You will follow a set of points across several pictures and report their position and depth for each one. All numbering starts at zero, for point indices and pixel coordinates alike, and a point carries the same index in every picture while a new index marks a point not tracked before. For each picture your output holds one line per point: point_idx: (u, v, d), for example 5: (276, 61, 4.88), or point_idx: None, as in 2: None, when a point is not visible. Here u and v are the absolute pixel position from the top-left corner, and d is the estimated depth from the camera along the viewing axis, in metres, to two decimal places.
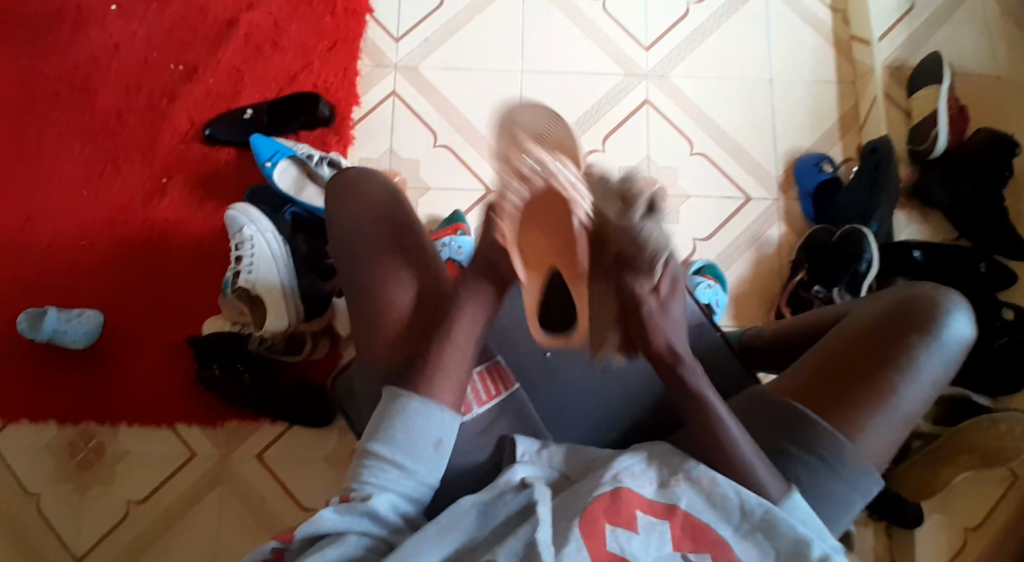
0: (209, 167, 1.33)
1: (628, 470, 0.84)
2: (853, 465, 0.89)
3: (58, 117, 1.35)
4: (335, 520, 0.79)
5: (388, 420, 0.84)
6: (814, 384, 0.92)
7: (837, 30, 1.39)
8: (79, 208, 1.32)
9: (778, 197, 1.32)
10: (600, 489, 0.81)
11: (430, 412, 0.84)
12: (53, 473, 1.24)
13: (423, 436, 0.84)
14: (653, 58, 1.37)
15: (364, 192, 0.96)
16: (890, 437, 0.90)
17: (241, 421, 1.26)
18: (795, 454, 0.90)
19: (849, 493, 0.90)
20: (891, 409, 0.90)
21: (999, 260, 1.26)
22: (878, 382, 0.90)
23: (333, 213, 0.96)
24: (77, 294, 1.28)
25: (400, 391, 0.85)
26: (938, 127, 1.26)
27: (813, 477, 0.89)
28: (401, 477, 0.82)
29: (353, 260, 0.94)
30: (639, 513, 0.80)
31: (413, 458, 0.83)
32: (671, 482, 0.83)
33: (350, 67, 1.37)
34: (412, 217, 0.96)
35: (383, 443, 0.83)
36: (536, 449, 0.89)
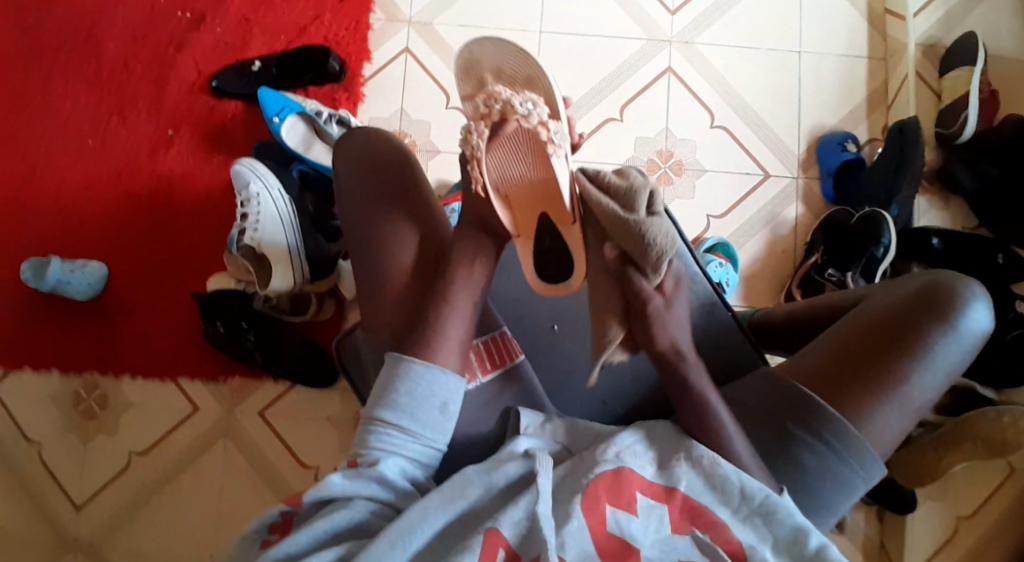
0: (215, 119, 1.29)
1: (630, 449, 0.82)
2: (859, 450, 0.89)
3: (61, 60, 1.31)
4: (342, 485, 0.80)
5: (394, 383, 0.84)
6: (827, 367, 0.91)
7: (872, 3, 1.33)
8: (83, 156, 1.29)
9: (798, 176, 1.29)
10: (601, 467, 0.81)
11: (435, 374, 0.84)
12: (57, 423, 1.25)
13: (430, 401, 0.84)
14: (678, 24, 1.32)
15: (374, 152, 0.94)
16: (898, 425, 0.90)
17: (244, 378, 1.27)
18: (801, 437, 0.90)
19: (852, 478, 0.90)
20: (901, 398, 0.89)
21: (1018, 251, 1.23)
22: (890, 369, 0.89)
23: (342, 171, 0.94)
24: (81, 244, 1.27)
25: (407, 356, 0.85)
26: (967, 111, 1.22)
27: (818, 462, 0.90)
28: (408, 441, 0.83)
29: (361, 234, 0.92)
30: (639, 494, 0.80)
31: (419, 421, 0.83)
32: (672, 462, 0.82)
33: (363, 19, 1.31)
34: (422, 180, 0.95)
35: (389, 408, 0.83)
36: (539, 422, 0.88)
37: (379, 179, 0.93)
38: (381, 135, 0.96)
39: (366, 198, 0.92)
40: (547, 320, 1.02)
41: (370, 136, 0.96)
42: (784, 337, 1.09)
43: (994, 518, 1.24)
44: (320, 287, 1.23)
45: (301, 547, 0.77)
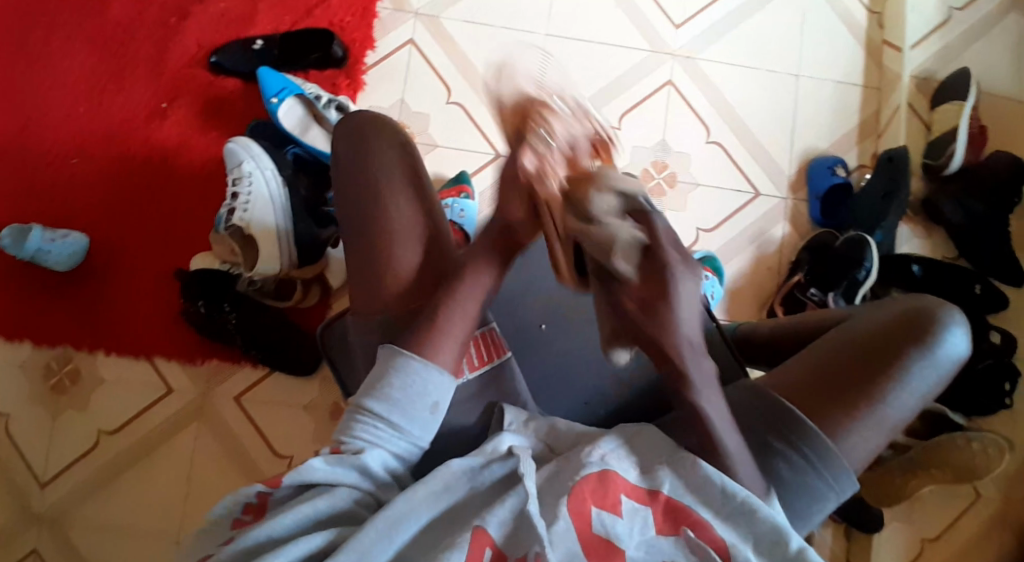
0: (212, 96, 1.28)
1: (614, 453, 0.83)
2: (834, 464, 0.89)
3: (58, 23, 1.29)
4: (324, 471, 0.78)
5: (386, 376, 0.82)
6: (809, 381, 0.92)
7: (870, 32, 1.36)
8: (72, 122, 1.26)
9: (787, 196, 1.31)
10: (588, 468, 0.81)
11: (428, 374, 0.82)
12: (26, 394, 1.22)
13: (420, 396, 0.82)
14: (682, 38, 1.34)
15: (373, 141, 0.91)
16: (874, 443, 0.91)
17: (221, 361, 1.24)
18: (778, 449, 0.90)
19: (826, 492, 0.90)
20: (878, 416, 0.90)
21: (994, 284, 1.27)
22: (869, 386, 0.90)
23: (341, 157, 0.91)
24: (63, 212, 1.24)
25: (399, 349, 0.83)
26: (955, 144, 1.25)
27: (794, 475, 0.90)
28: (394, 435, 0.80)
29: (357, 217, 0.90)
30: (624, 496, 0.80)
31: (409, 418, 0.81)
32: (657, 467, 0.83)
33: (370, 8, 1.31)
34: (423, 174, 0.91)
35: (378, 399, 0.81)
36: (524, 419, 0.88)
37: (379, 168, 0.90)
38: (383, 121, 0.92)
39: (362, 184, 0.90)
40: (539, 317, 1.02)
41: (372, 121, 0.93)
42: (766, 351, 1.10)
43: (957, 542, 1.26)
44: (306, 273, 1.22)
45: (281, 529, 0.74)
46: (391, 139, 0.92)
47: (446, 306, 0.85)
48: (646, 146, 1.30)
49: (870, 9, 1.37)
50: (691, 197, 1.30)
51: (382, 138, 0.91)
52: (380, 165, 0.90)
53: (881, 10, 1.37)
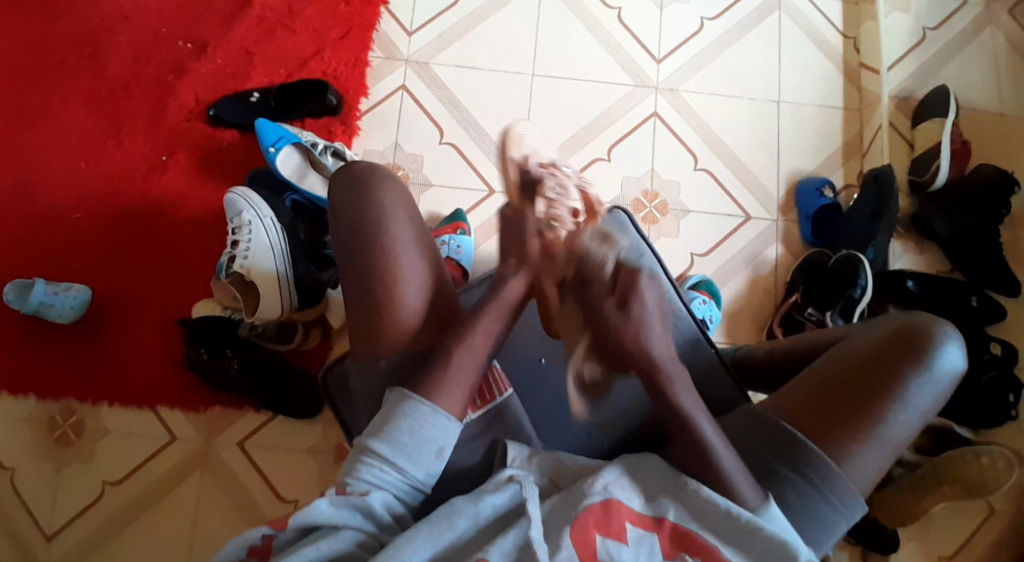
0: (211, 148, 1.31)
1: (617, 483, 0.83)
2: (841, 488, 0.89)
3: (61, 84, 1.33)
4: (329, 513, 0.77)
5: (395, 420, 0.82)
6: (809, 406, 0.92)
7: (847, 57, 1.40)
8: (75, 179, 1.29)
9: (778, 219, 1.33)
10: (589, 499, 0.81)
11: (438, 420, 0.82)
12: (30, 447, 1.22)
13: (427, 443, 0.82)
14: (665, 70, 1.38)
15: (369, 186, 0.90)
16: (878, 462, 0.90)
17: (225, 407, 1.25)
18: (783, 474, 0.90)
19: (834, 516, 0.90)
20: (880, 436, 0.90)
21: (991, 295, 1.27)
22: (869, 406, 0.90)
23: (338, 203, 0.91)
24: (67, 266, 1.26)
25: (409, 394, 0.83)
26: (938, 161, 1.27)
27: (800, 501, 0.90)
28: (398, 478, 0.81)
29: (357, 255, 0.89)
30: (628, 525, 0.80)
31: (414, 463, 0.81)
32: (659, 496, 0.84)
33: (362, 57, 1.36)
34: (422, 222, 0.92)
35: (385, 444, 0.81)
36: (527, 455, 0.88)
37: (384, 211, 0.89)
38: (382, 168, 0.92)
39: (366, 225, 0.89)
40: (538, 347, 1.03)
41: (366, 165, 0.92)
42: (765, 374, 1.10)
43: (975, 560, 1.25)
44: (307, 315, 1.24)
45: None
46: (393, 186, 0.91)
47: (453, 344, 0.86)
48: (636, 177, 1.33)
49: (845, 34, 1.41)
50: (683, 225, 1.32)
51: (384, 183, 0.90)
52: (383, 208, 0.89)
53: (857, 35, 1.41)
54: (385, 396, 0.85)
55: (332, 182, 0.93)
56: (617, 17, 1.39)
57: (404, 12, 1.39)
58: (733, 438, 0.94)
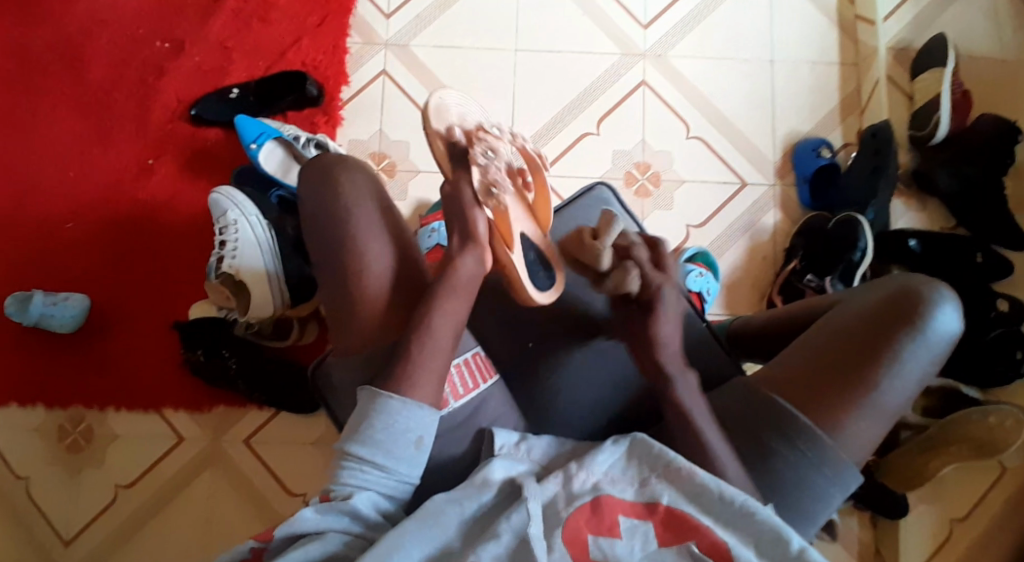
0: (196, 147, 1.30)
1: (608, 477, 0.83)
2: (834, 457, 0.88)
3: (40, 93, 1.32)
4: (314, 520, 0.77)
5: (367, 418, 0.81)
6: (799, 381, 0.90)
7: (842, 10, 1.34)
8: (63, 188, 1.29)
9: (775, 183, 1.30)
10: (579, 500, 0.81)
11: (410, 411, 0.82)
12: (42, 455, 1.25)
13: (403, 434, 0.81)
14: (652, 37, 1.33)
15: (337, 178, 0.90)
16: (874, 429, 0.89)
17: (229, 407, 1.26)
18: (777, 449, 0.89)
19: (827, 487, 0.89)
20: (874, 404, 0.88)
21: (996, 250, 1.24)
22: (862, 373, 0.88)
23: (308, 195, 0.91)
24: (62, 276, 1.27)
25: (378, 391, 0.82)
26: (939, 113, 1.22)
27: (793, 473, 0.89)
28: (382, 477, 0.80)
29: (335, 256, 0.88)
30: (621, 517, 0.80)
31: (394, 458, 0.81)
32: (651, 479, 0.84)
33: (340, 44, 1.33)
34: (389, 203, 0.92)
35: (361, 444, 0.80)
36: (515, 442, 0.89)
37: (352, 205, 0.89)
38: (347, 159, 0.92)
39: (332, 219, 0.89)
40: (527, 334, 1.02)
41: (336, 159, 0.92)
42: (762, 343, 1.08)
43: (987, 519, 1.23)
44: (301, 311, 1.23)
45: None
46: (358, 177, 0.90)
47: (428, 334, 0.85)
48: (627, 150, 1.30)
49: None
50: (677, 195, 1.29)
51: (347, 175, 0.90)
52: (349, 201, 0.89)
53: None
54: (358, 394, 0.84)
55: (302, 178, 0.93)
56: None
57: None
58: (723, 414, 0.93)
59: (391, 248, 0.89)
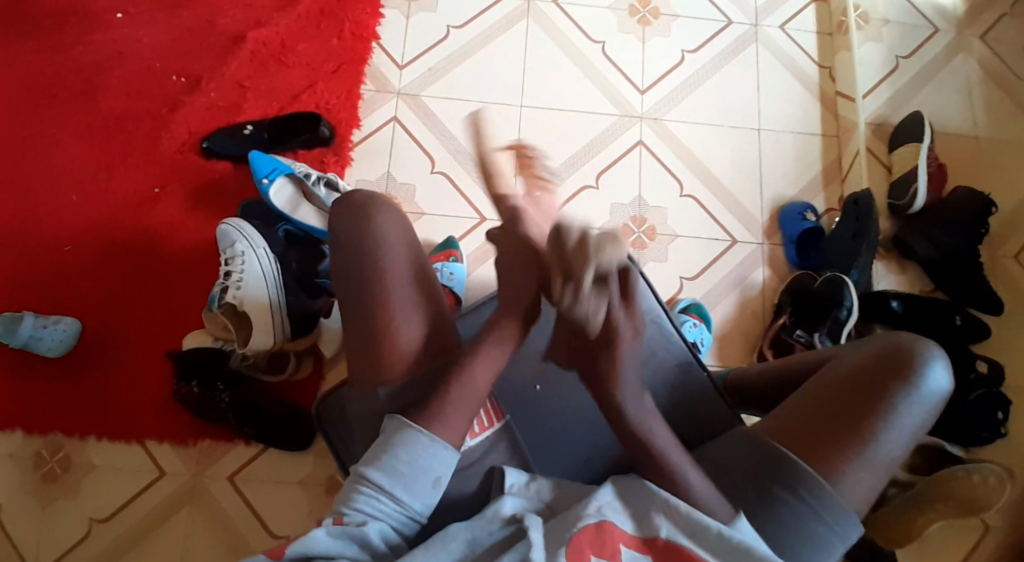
0: (205, 180, 1.32)
1: (610, 504, 0.82)
2: (836, 506, 0.89)
3: (52, 118, 1.33)
4: (326, 543, 0.75)
5: (393, 448, 0.81)
6: (801, 430, 0.92)
7: (824, 86, 1.44)
8: (65, 212, 1.29)
9: (763, 242, 1.36)
10: (584, 520, 0.80)
11: (436, 450, 0.81)
12: (14, 485, 1.19)
13: (425, 472, 0.81)
14: (649, 101, 1.41)
15: (372, 221, 0.91)
16: (873, 482, 0.90)
17: (214, 441, 1.23)
18: (779, 496, 0.90)
19: (830, 537, 0.90)
20: (873, 456, 0.90)
21: (974, 313, 1.30)
22: (861, 426, 0.90)
23: (343, 235, 0.91)
24: (56, 300, 1.25)
25: (407, 422, 0.82)
26: (917, 184, 1.30)
27: (795, 522, 0.89)
28: (394, 509, 0.79)
29: (354, 284, 0.89)
30: (623, 546, 0.79)
31: (412, 493, 0.80)
32: (650, 515, 0.81)
33: (354, 91, 1.38)
34: (422, 253, 0.93)
35: (382, 473, 0.80)
36: (525, 481, 0.86)
37: (382, 241, 0.90)
38: (382, 198, 0.93)
39: (365, 254, 0.89)
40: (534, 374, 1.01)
41: (369, 199, 0.93)
42: (758, 396, 1.09)
43: None
44: (299, 345, 1.22)
45: None
46: (391, 215, 0.92)
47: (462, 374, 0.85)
48: (624, 204, 1.35)
49: (821, 64, 1.46)
50: (671, 249, 1.34)
51: (380, 214, 0.91)
52: (382, 236, 0.90)
53: (832, 65, 1.46)
54: (385, 422, 0.84)
55: (331, 215, 0.93)
56: (601, 50, 1.43)
57: (395, 47, 1.42)
58: (727, 460, 0.94)
59: (417, 286, 0.91)
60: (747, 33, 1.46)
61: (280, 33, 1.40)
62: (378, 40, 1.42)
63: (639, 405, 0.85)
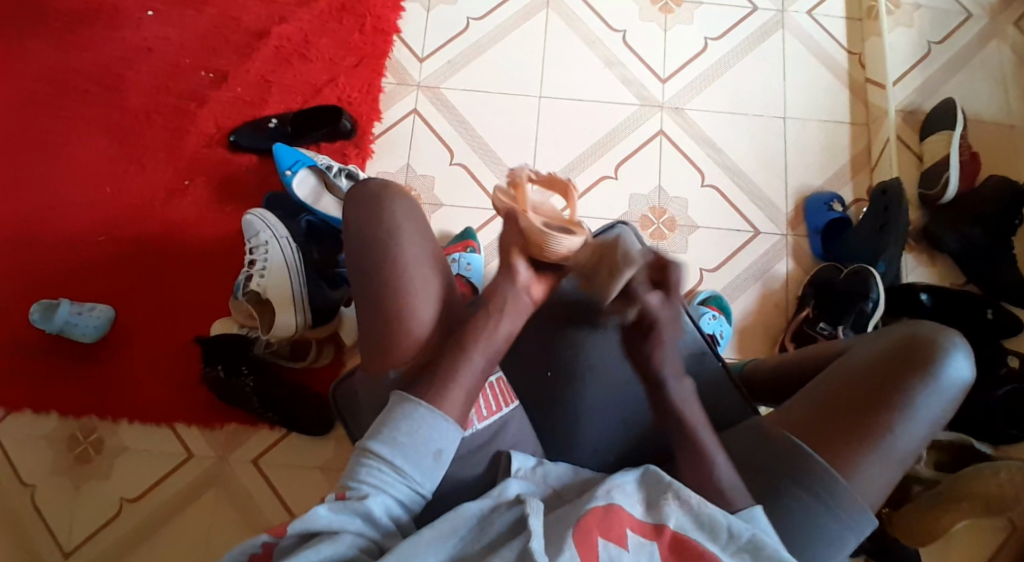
0: (232, 173, 1.36)
1: (620, 488, 0.82)
2: (848, 502, 0.87)
3: (88, 113, 1.39)
4: (329, 518, 0.76)
5: (394, 422, 0.82)
6: (813, 423, 0.90)
7: (852, 73, 1.41)
8: (100, 203, 1.34)
9: (787, 233, 1.33)
10: (592, 503, 0.80)
11: (437, 421, 0.83)
12: (50, 465, 1.25)
13: (425, 444, 0.82)
14: (669, 90, 1.40)
15: (383, 207, 0.91)
16: (887, 476, 0.88)
17: (239, 425, 1.27)
18: (790, 492, 0.88)
19: (842, 533, 0.88)
20: (888, 449, 0.87)
21: (1006, 307, 1.25)
22: (875, 418, 0.87)
23: (354, 221, 0.92)
24: (90, 288, 1.30)
25: (408, 397, 0.84)
26: (948, 172, 1.27)
27: (806, 516, 0.88)
28: (398, 480, 0.80)
29: (364, 270, 0.90)
30: (629, 531, 0.78)
31: (414, 464, 0.81)
32: (659, 503, 0.82)
33: (375, 83, 1.40)
34: (432, 241, 0.93)
35: (385, 445, 0.81)
36: (531, 466, 0.87)
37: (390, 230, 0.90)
38: (393, 185, 0.93)
39: (374, 240, 0.90)
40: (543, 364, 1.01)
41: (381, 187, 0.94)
42: (776, 386, 1.07)
43: None
44: (321, 334, 1.25)
45: None
46: (403, 202, 0.92)
47: (471, 359, 0.87)
48: (643, 195, 1.34)
49: (849, 50, 1.42)
50: (691, 241, 1.33)
51: (389, 202, 0.91)
52: (391, 223, 0.91)
53: (861, 51, 1.42)
54: (389, 398, 0.85)
55: (342, 203, 0.94)
56: (620, 40, 1.42)
57: (415, 40, 1.43)
58: (736, 453, 0.93)
59: (429, 273, 0.91)
60: (772, 20, 1.44)
61: (303, 27, 1.42)
62: (398, 33, 1.43)
63: (678, 385, 0.91)
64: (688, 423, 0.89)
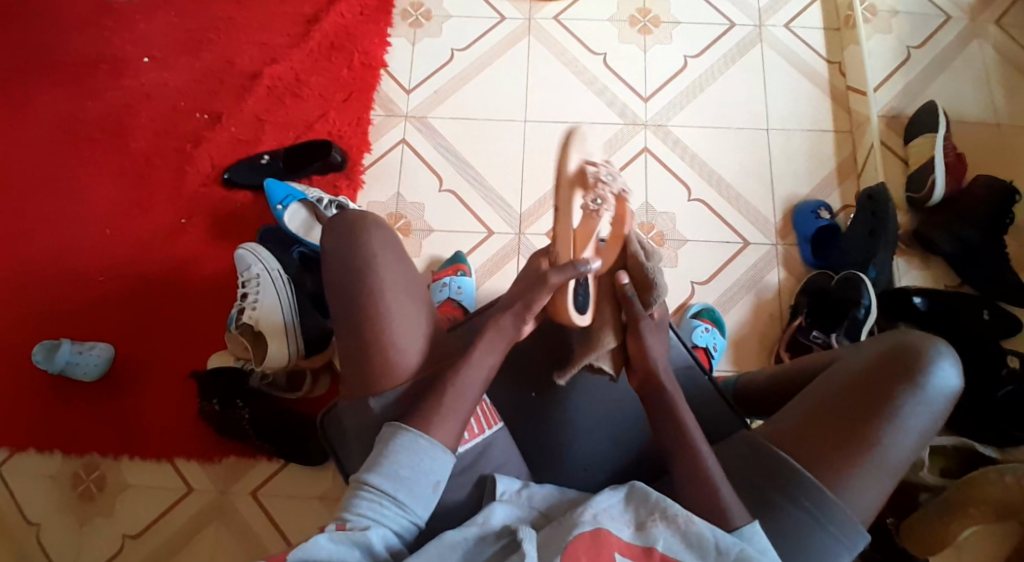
0: (228, 210, 1.39)
1: (607, 512, 0.79)
2: (839, 515, 0.84)
3: (90, 159, 1.43)
4: (329, 548, 0.74)
5: (393, 455, 0.82)
6: (801, 435, 0.88)
7: (834, 82, 1.42)
8: (101, 245, 1.38)
9: (777, 242, 1.33)
10: (579, 528, 0.77)
11: (436, 455, 0.83)
12: (55, 503, 1.26)
13: (424, 477, 0.82)
14: (652, 108, 1.41)
15: (362, 237, 0.91)
16: (878, 487, 0.86)
17: (239, 458, 1.28)
18: (782, 506, 0.86)
19: (836, 548, 0.85)
20: (877, 461, 0.85)
21: (1003, 307, 1.24)
22: (863, 430, 0.85)
23: (335, 252, 0.92)
24: (92, 328, 1.33)
25: (405, 427, 0.84)
26: (934, 174, 1.26)
27: (797, 532, 0.85)
28: (398, 513, 0.80)
29: (344, 299, 0.91)
30: (618, 555, 0.76)
31: (413, 497, 0.81)
32: (648, 523, 0.79)
33: (364, 117, 1.43)
34: (412, 268, 0.94)
35: (384, 477, 0.81)
36: (517, 488, 0.86)
37: (373, 255, 0.90)
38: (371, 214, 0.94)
39: (354, 270, 0.90)
40: (526, 384, 1.01)
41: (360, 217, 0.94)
42: (765, 398, 1.06)
43: None
44: (314, 362, 1.26)
45: None
46: (382, 231, 0.92)
47: (456, 381, 0.87)
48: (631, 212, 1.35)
49: (830, 60, 1.44)
50: (681, 254, 1.33)
51: (372, 229, 0.92)
52: (371, 251, 0.91)
53: (841, 60, 1.43)
54: (384, 430, 0.85)
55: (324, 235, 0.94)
56: (602, 62, 1.45)
57: (402, 73, 1.47)
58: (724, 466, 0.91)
59: (410, 300, 0.91)
60: (751, 34, 1.45)
61: (294, 67, 1.46)
62: (385, 68, 1.47)
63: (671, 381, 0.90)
64: (685, 424, 0.87)
